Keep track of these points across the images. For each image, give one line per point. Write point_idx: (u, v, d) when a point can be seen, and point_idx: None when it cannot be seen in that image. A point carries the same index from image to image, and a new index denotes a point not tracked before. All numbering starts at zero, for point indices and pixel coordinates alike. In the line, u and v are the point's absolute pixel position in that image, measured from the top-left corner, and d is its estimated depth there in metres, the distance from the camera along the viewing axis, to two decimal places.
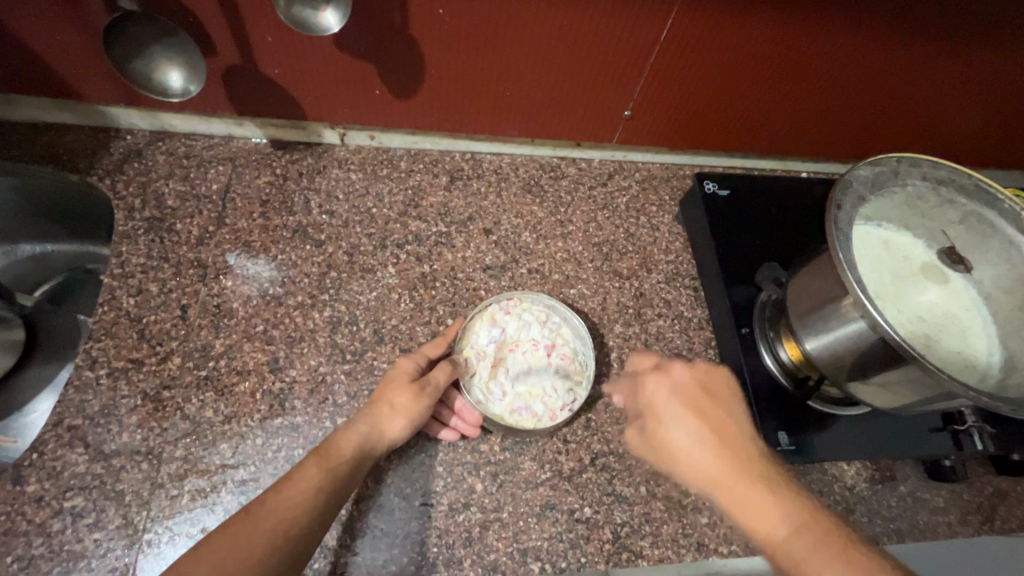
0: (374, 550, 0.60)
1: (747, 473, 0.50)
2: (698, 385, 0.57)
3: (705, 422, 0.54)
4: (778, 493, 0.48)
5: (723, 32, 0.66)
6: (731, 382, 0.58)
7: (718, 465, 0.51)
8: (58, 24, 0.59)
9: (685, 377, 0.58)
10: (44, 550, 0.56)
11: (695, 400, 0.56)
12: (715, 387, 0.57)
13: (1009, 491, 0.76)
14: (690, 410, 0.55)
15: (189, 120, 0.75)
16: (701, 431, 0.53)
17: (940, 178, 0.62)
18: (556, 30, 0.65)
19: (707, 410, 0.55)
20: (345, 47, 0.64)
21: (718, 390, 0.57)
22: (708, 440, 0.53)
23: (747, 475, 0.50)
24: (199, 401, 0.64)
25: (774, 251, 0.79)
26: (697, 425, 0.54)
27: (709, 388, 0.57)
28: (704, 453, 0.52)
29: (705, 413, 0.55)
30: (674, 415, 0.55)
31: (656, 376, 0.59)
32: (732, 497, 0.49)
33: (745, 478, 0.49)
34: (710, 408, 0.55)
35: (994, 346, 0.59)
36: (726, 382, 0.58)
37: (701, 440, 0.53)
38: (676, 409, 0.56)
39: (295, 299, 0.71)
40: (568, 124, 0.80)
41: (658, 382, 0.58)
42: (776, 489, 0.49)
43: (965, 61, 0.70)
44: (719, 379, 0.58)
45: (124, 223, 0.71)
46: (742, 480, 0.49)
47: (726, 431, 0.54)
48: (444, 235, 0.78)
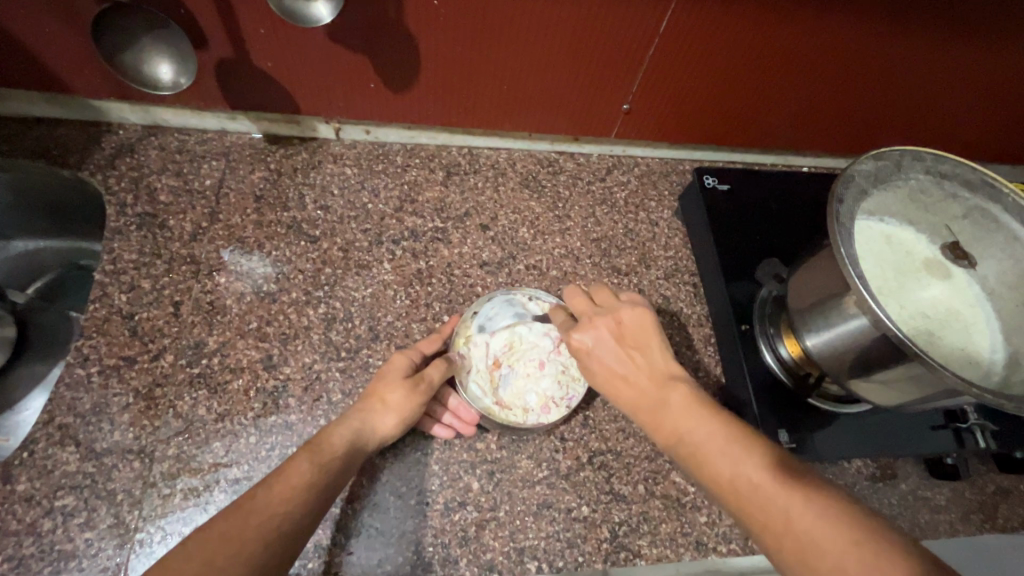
0: (369, 549, 0.60)
1: (664, 396, 0.50)
2: (617, 331, 0.55)
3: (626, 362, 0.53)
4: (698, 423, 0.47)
5: (722, 23, 0.65)
6: (653, 323, 0.55)
7: (639, 398, 0.51)
8: (47, 17, 0.58)
9: (603, 326, 0.55)
10: (34, 550, 0.55)
11: (613, 343, 0.54)
12: (636, 329, 0.55)
13: (1012, 489, 0.76)
14: (611, 354, 0.54)
15: (182, 114, 0.74)
16: (620, 369, 0.53)
17: (944, 171, 0.60)
18: (553, 22, 0.63)
19: (627, 348, 0.54)
20: (340, 40, 0.63)
21: (638, 332, 0.55)
22: (625, 377, 0.52)
23: (663, 402, 0.49)
24: (192, 399, 0.63)
25: (775, 247, 0.78)
26: (618, 365, 0.53)
27: (630, 331, 0.55)
28: (626, 392, 0.52)
29: (623, 354, 0.54)
30: (597, 361, 0.54)
31: (575, 329, 0.56)
32: (655, 424, 0.49)
33: (660, 403, 0.49)
34: (626, 350, 0.54)
35: (998, 343, 0.58)
36: (640, 323, 0.55)
37: (623, 379, 0.53)
38: (597, 356, 0.54)
39: (290, 296, 0.70)
40: (565, 118, 0.79)
41: (579, 334, 0.56)
42: (687, 406, 0.48)
43: (969, 54, 0.69)
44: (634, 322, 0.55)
45: (116, 219, 0.70)
46: (658, 406, 0.49)
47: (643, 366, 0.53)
48: (440, 231, 0.77)
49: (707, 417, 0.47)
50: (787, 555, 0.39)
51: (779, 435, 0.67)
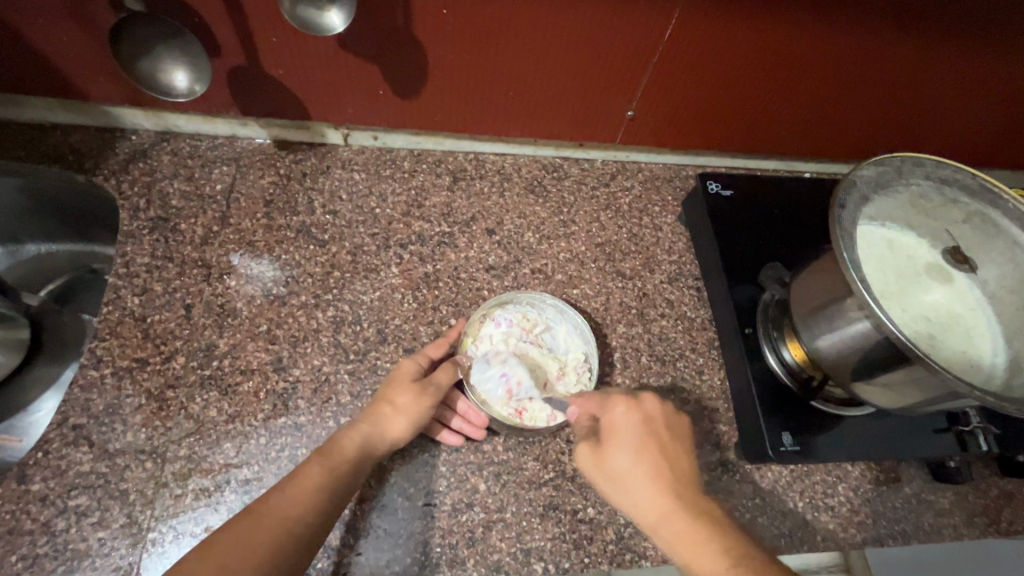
0: (378, 549, 0.60)
1: (695, 507, 0.51)
2: (664, 424, 0.58)
3: (648, 457, 0.54)
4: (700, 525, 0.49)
5: (723, 33, 0.66)
6: (689, 430, 0.59)
7: (671, 502, 0.51)
8: (64, 24, 0.59)
9: (654, 411, 0.58)
10: (48, 549, 0.56)
11: (659, 433, 0.57)
12: (677, 429, 0.58)
13: (1014, 493, 0.76)
14: (650, 441, 0.56)
15: (194, 120, 0.75)
16: (659, 463, 0.54)
17: (944, 177, 0.61)
18: (558, 30, 0.65)
19: (668, 446, 0.56)
20: (350, 48, 0.64)
21: (679, 435, 0.58)
22: (665, 474, 0.54)
23: (699, 518, 0.50)
24: (204, 401, 0.64)
25: (777, 252, 0.79)
26: (655, 456, 0.55)
27: (672, 426, 0.58)
28: (655, 488, 0.52)
29: (665, 446, 0.56)
30: (631, 441, 0.55)
31: (625, 402, 0.58)
32: (677, 537, 0.49)
33: (692, 519, 0.50)
34: (669, 436, 0.57)
35: (999, 346, 0.59)
36: (662, 421, 0.58)
37: (656, 474, 0.53)
38: (637, 437, 0.56)
39: (299, 299, 0.71)
40: (571, 125, 0.81)
41: (628, 407, 0.58)
42: (718, 527, 0.49)
43: (968, 61, 0.70)
44: (657, 420, 0.58)
45: (129, 224, 0.71)
46: (688, 520, 0.50)
47: (678, 462, 0.55)
48: (447, 235, 0.78)
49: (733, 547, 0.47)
50: None
51: (782, 438, 0.68)
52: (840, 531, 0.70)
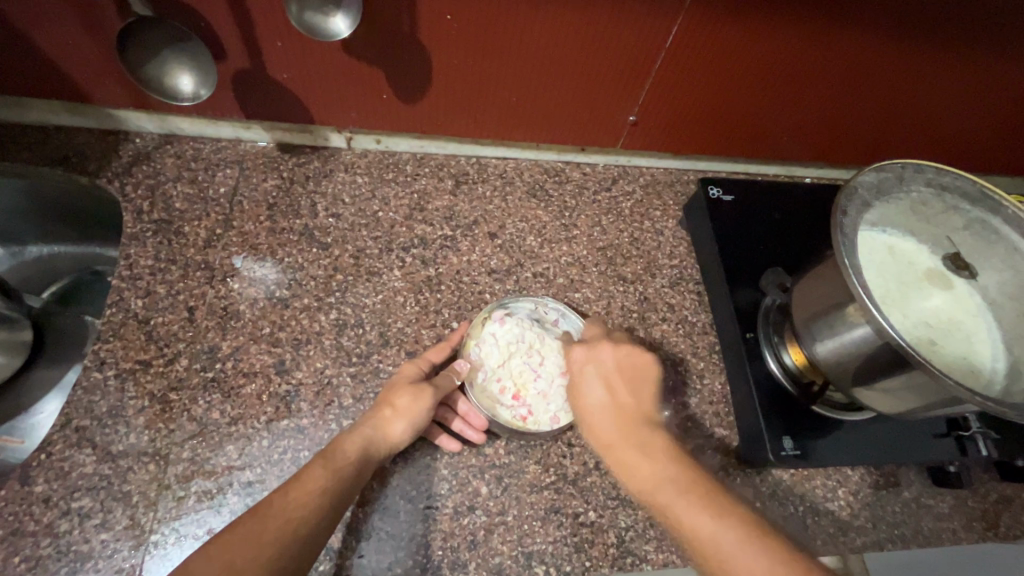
0: (380, 552, 0.60)
1: (634, 437, 0.54)
2: (619, 364, 0.60)
3: (603, 395, 0.58)
4: (646, 449, 0.52)
5: (725, 39, 0.67)
6: (654, 364, 0.61)
7: (615, 434, 0.55)
8: (70, 29, 0.60)
9: (607, 352, 0.61)
10: (51, 551, 0.56)
11: (610, 372, 0.60)
12: (636, 367, 0.60)
13: (1013, 498, 0.76)
14: (600, 379, 0.59)
15: (198, 123, 0.76)
16: (608, 399, 0.58)
17: (945, 184, 0.62)
18: (562, 35, 0.65)
19: (624, 385, 0.59)
20: (354, 53, 0.64)
21: (637, 372, 0.60)
22: (611, 408, 0.57)
23: (638, 444, 0.53)
24: (207, 403, 0.64)
25: (778, 257, 0.79)
26: (605, 394, 0.58)
27: (632, 366, 0.60)
28: (605, 421, 0.56)
29: (615, 383, 0.59)
30: (590, 390, 0.59)
31: (580, 346, 0.63)
32: (621, 464, 0.52)
33: (629, 445, 0.53)
34: (627, 374, 0.60)
35: (999, 352, 0.59)
36: (620, 359, 0.61)
37: (607, 408, 0.57)
38: (591, 380, 0.60)
39: (302, 301, 0.71)
40: (574, 129, 0.81)
41: (581, 351, 0.63)
42: (659, 455, 0.51)
43: (967, 68, 0.71)
44: (613, 359, 0.61)
45: (133, 226, 0.71)
46: (629, 446, 0.53)
47: (634, 397, 0.58)
48: (449, 239, 0.79)
49: (688, 476, 0.49)
50: None
51: (783, 443, 0.68)
52: (840, 536, 0.70)
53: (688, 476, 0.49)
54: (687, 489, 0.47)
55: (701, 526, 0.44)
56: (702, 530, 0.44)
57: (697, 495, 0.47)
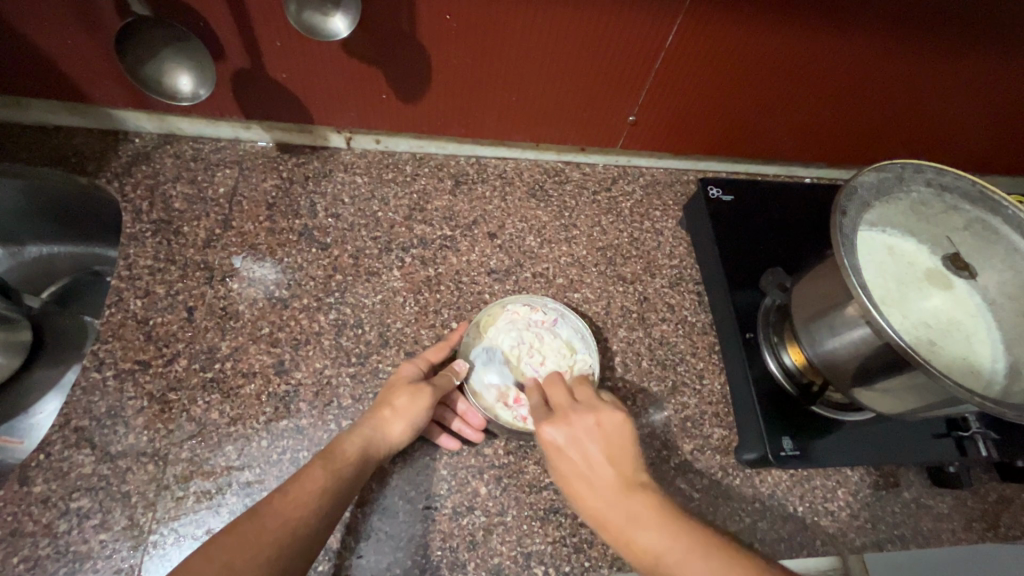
0: (379, 552, 0.60)
1: (630, 517, 0.48)
2: (588, 433, 0.54)
3: (586, 469, 0.52)
4: (650, 525, 0.47)
5: (724, 40, 0.67)
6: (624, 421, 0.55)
7: (608, 513, 0.49)
8: (69, 29, 0.60)
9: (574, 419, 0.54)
10: (50, 551, 0.56)
11: (585, 442, 0.53)
12: (607, 430, 0.54)
13: (1013, 498, 0.76)
14: (578, 451, 0.53)
15: (197, 123, 0.75)
16: (591, 472, 0.51)
17: (945, 184, 0.62)
18: (561, 36, 0.65)
19: (602, 450, 0.53)
20: (353, 53, 0.64)
21: (614, 434, 0.54)
22: (597, 481, 0.51)
23: (638, 520, 0.47)
24: (206, 403, 0.64)
25: (778, 256, 0.79)
26: (585, 466, 0.52)
27: (606, 429, 0.54)
28: (595, 499, 0.50)
29: (592, 453, 0.52)
30: (572, 462, 0.53)
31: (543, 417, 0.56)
32: (630, 547, 0.47)
33: (630, 523, 0.47)
34: (603, 440, 0.53)
35: (998, 352, 0.59)
36: (589, 426, 0.54)
37: (593, 483, 0.51)
38: (567, 455, 0.53)
39: (302, 302, 0.71)
40: (573, 130, 0.81)
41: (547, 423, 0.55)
42: (663, 528, 0.46)
43: (967, 69, 0.71)
44: (583, 425, 0.54)
45: (131, 226, 0.71)
46: (631, 525, 0.47)
47: (616, 462, 0.52)
48: (449, 239, 0.78)
49: (708, 562, 0.44)
50: None
51: (783, 442, 0.68)
52: (840, 536, 0.70)
53: (696, 543, 0.45)
54: (700, 560, 0.44)
55: None
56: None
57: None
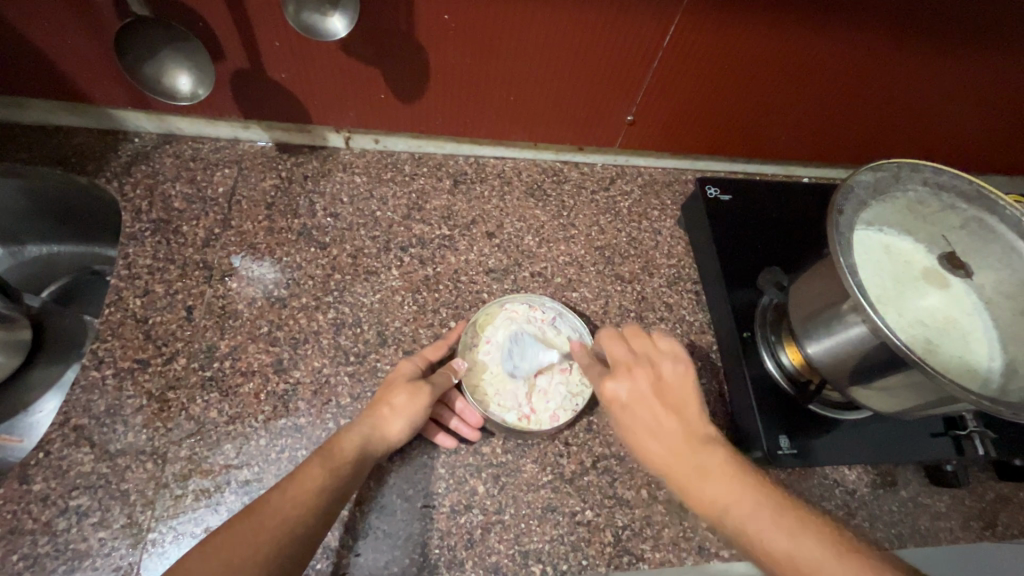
0: (377, 550, 0.61)
1: (703, 463, 0.50)
2: (654, 390, 0.56)
3: (653, 423, 0.54)
4: (716, 476, 0.50)
5: (723, 39, 0.67)
6: (692, 376, 0.57)
7: (676, 464, 0.51)
8: (68, 29, 0.60)
9: (642, 375, 0.56)
10: (50, 549, 0.56)
11: (654, 398, 0.55)
12: (674, 386, 0.56)
13: (1011, 497, 0.76)
14: (645, 407, 0.54)
15: (197, 123, 0.76)
16: (657, 428, 0.54)
17: (942, 183, 0.62)
18: (559, 35, 0.65)
19: (668, 403, 0.55)
20: (352, 53, 0.65)
21: (676, 385, 0.56)
22: (662, 434, 0.53)
23: (704, 470, 0.50)
24: (204, 402, 0.64)
25: (775, 256, 0.80)
26: (652, 421, 0.54)
27: (672, 385, 0.56)
28: (661, 452, 0.53)
29: (661, 408, 0.54)
30: (636, 417, 0.55)
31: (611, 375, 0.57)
32: (694, 497, 0.49)
33: (698, 474, 0.50)
34: (671, 396, 0.55)
35: (995, 351, 0.59)
36: (657, 381, 0.56)
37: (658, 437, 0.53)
38: (634, 410, 0.55)
39: (300, 301, 0.71)
40: (572, 129, 0.81)
41: (613, 381, 0.56)
42: (727, 477, 0.49)
43: (965, 68, 0.71)
44: (651, 381, 0.56)
45: (131, 226, 0.71)
46: (698, 476, 0.50)
47: (684, 418, 0.54)
48: (447, 238, 0.79)
49: (774, 500, 0.48)
50: None
51: (779, 441, 0.68)
52: None
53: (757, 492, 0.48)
54: (759, 508, 0.47)
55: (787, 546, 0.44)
56: (802, 561, 0.43)
57: (797, 527, 0.45)
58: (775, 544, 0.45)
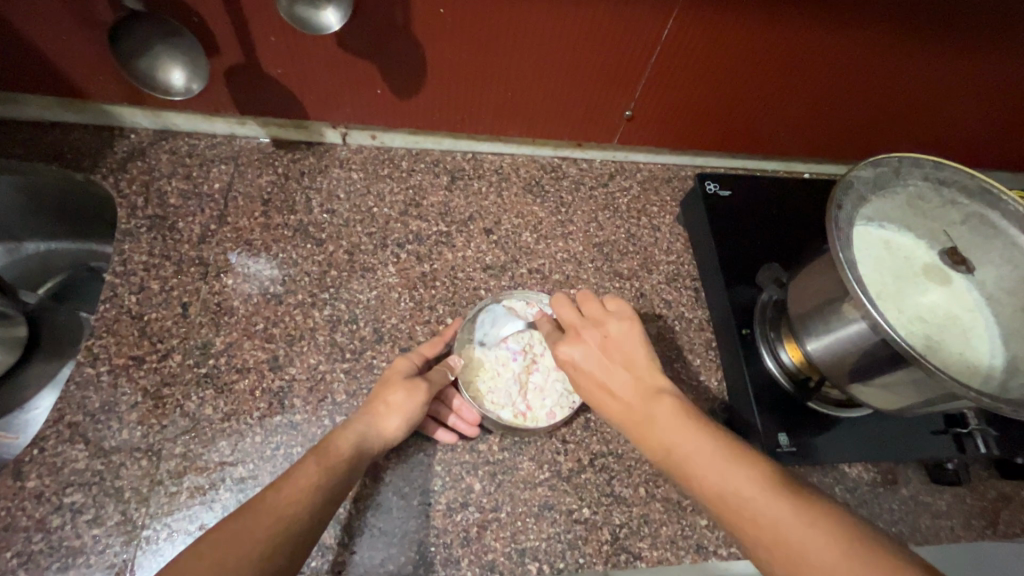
0: (372, 548, 0.60)
1: (651, 412, 0.51)
2: (603, 348, 0.57)
3: (605, 380, 0.55)
4: (662, 423, 0.50)
5: (721, 32, 0.66)
6: (640, 330, 0.58)
7: (629, 417, 0.52)
8: (62, 24, 0.60)
9: (593, 336, 0.58)
10: (44, 546, 0.56)
11: (603, 356, 0.56)
12: (621, 340, 0.57)
13: (1013, 496, 0.76)
14: (597, 365, 0.56)
15: (192, 119, 0.75)
16: (608, 384, 0.55)
17: (943, 178, 0.61)
18: (556, 30, 0.65)
19: (617, 360, 0.56)
20: (347, 47, 0.64)
21: (624, 339, 0.57)
22: (614, 389, 0.54)
23: (651, 419, 0.51)
24: (199, 399, 0.64)
25: (775, 252, 0.79)
26: (602, 379, 0.55)
27: (619, 340, 0.57)
28: (615, 407, 0.54)
29: (612, 365, 0.56)
30: (589, 376, 0.56)
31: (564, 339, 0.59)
32: (649, 446, 0.50)
33: (647, 423, 0.51)
34: (619, 352, 0.56)
35: (997, 349, 0.58)
36: (606, 339, 0.57)
37: (611, 393, 0.54)
38: (586, 369, 0.56)
39: (296, 298, 0.71)
40: (570, 124, 0.80)
41: (565, 345, 0.58)
42: (670, 423, 0.50)
43: (967, 62, 0.70)
44: (600, 340, 0.57)
45: (126, 222, 0.71)
46: (647, 425, 0.51)
47: (634, 371, 0.55)
48: (444, 234, 0.78)
49: (716, 440, 0.47)
50: (763, 550, 0.41)
51: (779, 439, 0.68)
52: None
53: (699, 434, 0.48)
54: (699, 449, 0.47)
55: (724, 485, 0.44)
56: (736, 497, 0.43)
57: (733, 466, 0.45)
58: (713, 483, 0.44)
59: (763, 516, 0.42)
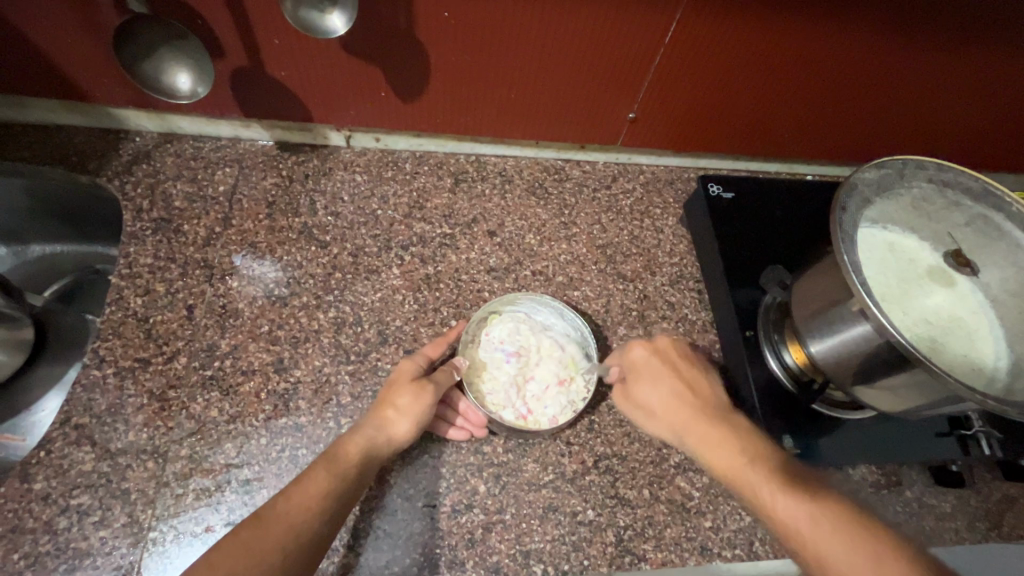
0: (377, 550, 0.60)
1: (715, 428, 0.59)
2: (672, 362, 0.65)
3: (670, 390, 0.63)
4: (724, 440, 0.57)
5: (724, 34, 0.66)
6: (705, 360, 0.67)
7: (691, 427, 0.60)
8: (66, 28, 0.60)
9: (666, 348, 0.67)
10: (50, 548, 0.56)
11: (673, 370, 0.65)
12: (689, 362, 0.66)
13: (1018, 498, 0.75)
14: (666, 376, 0.64)
15: (197, 122, 0.76)
16: (673, 393, 0.63)
17: (946, 180, 0.61)
18: (559, 32, 0.65)
19: (684, 377, 0.64)
20: (351, 50, 0.64)
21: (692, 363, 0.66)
22: (678, 399, 0.62)
23: (715, 432, 0.58)
24: (205, 401, 0.64)
25: (779, 254, 0.79)
26: (669, 388, 0.63)
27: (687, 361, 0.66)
28: (676, 412, 0.61)
29: (681, 378, 0.64)
30: (652, 382, 0.64)
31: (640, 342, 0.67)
32: (708, 453, 0.57)
33: (711, 435, 0.58)
34: (689, 370, 0.65)
35: (1002, 350, 0.58)
36: (677, 360, 0.66)
37: (675, 401, 0.62)
38: (654, 373, 0.65)
39: (301, 299, 0.71)
40: (574, 127, 0.81)
41: (641, 347, 0.67)
42: (731, 441, 0.57)
43: (970, 63, 0.70)
44: (671, 357, 0.66)
45: (132, 225, 0.72)
46: (710, 436, 0.58)
47: (701, 391, 0.63)
48: (448, 237, 0.78)
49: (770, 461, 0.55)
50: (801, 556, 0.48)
51: (783, 442, 0.68)
52: None
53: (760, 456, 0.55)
54: (754, 467, 0.54)
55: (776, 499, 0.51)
56: (783, 510, 0.50)
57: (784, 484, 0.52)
58: (782, 512, 0.50)
59: (824, 548, 0.47)
